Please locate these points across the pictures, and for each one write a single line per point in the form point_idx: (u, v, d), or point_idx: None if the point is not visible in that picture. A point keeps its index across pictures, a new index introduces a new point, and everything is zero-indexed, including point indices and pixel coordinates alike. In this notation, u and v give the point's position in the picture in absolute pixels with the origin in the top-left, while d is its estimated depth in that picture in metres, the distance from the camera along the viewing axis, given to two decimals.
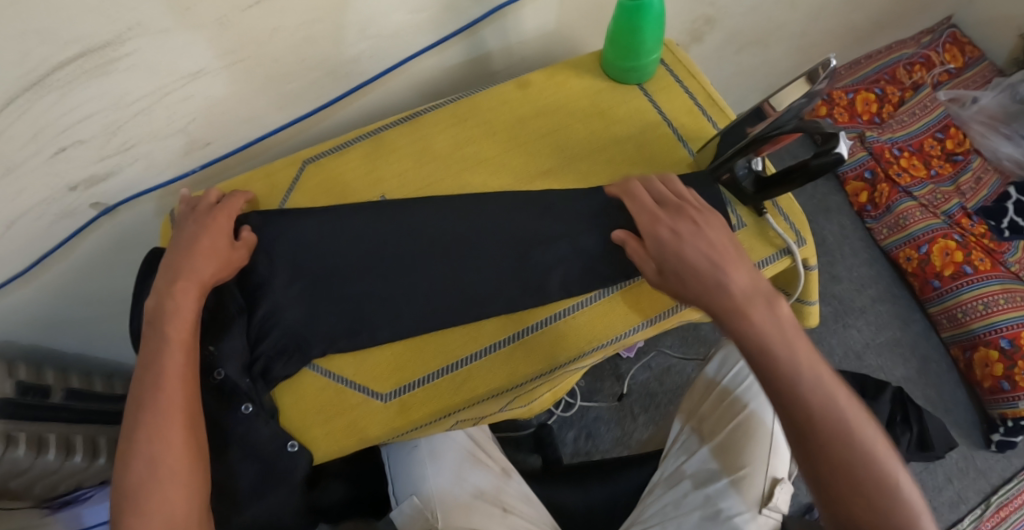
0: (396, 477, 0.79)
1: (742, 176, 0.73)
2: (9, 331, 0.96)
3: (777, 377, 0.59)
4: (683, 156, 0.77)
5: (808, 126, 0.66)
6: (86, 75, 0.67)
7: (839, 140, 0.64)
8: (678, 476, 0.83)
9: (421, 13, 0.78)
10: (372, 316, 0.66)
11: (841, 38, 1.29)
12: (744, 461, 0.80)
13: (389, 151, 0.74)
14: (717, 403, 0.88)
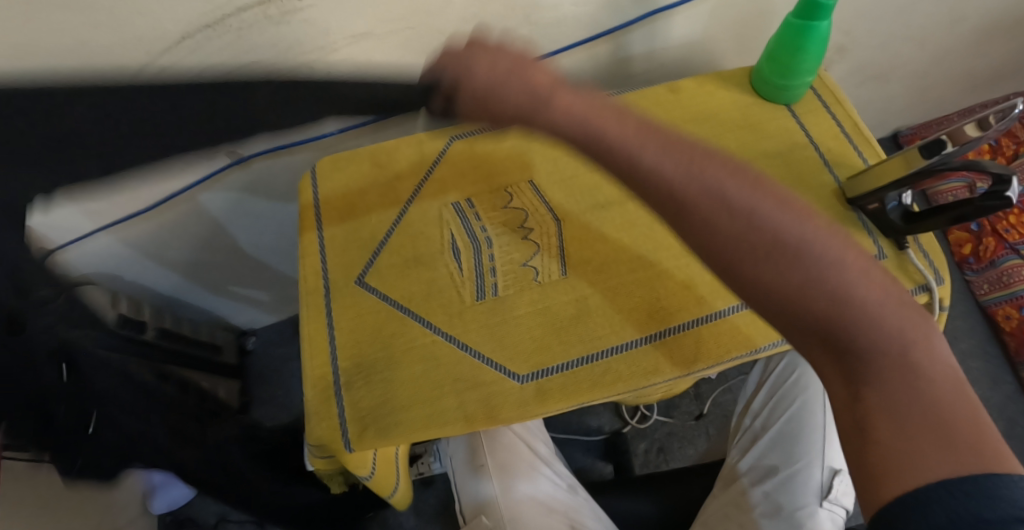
0: (467, 496, 0.83)
1: (891, 208, 0.71)
2: (126, 266, 1.00)
3: (850, 319, 0.42)
4: (829, 181, 0.77)
5: (974, 166, 0.64)
6: (265, 22, 0.67)
7: (1011, 185, 0.63)
8: (735, 474, 0.82)
9: (582, 6, 0.78)
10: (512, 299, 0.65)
11: (963, 86, 1.27)
12: (798, 454, 0.79)
13: (539, 138, 0.75)
14: (768, 401, 0.89)
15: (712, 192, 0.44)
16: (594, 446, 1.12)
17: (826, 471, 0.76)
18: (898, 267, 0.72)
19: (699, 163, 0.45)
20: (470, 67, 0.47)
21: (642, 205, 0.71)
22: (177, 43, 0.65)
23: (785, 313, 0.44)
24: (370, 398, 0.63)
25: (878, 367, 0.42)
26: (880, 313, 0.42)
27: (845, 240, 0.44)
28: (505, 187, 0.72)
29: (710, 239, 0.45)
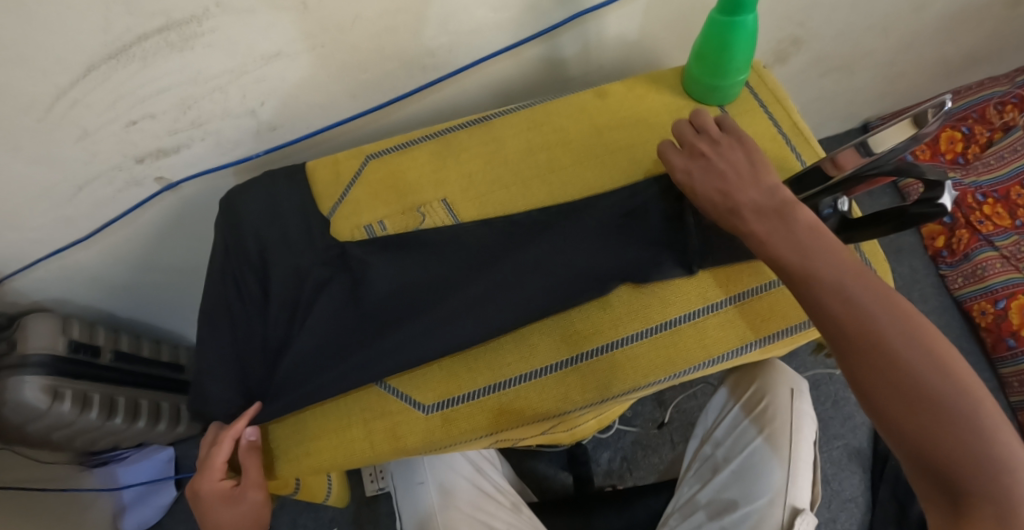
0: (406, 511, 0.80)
1: (829, 218, 0.65)
2: (73, 293, 0.99)
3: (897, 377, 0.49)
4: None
5: (913, 170, 0.59)
6: (168, 48, 0.68)
7: (945, 190, 0.57)
8: (692, 506, 0.78)
9: (500, 12, 0.76)
10: (407, 326, 0.63)
11: (932, 72, 1.22)
12: (761, 491, 0.73)
13: (456, 152, 0.73)
14: (732, 429, 0.81)
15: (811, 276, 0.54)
16: (557, 455, 1.08)
17: (788, 507, 0.71)
18: None
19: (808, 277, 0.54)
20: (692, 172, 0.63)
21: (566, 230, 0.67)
22: (84, 74, 0.68)
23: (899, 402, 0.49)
24: (285, 438, 0.64)
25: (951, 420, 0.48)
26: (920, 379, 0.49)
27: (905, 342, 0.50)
28: (419, 205, 0.71)
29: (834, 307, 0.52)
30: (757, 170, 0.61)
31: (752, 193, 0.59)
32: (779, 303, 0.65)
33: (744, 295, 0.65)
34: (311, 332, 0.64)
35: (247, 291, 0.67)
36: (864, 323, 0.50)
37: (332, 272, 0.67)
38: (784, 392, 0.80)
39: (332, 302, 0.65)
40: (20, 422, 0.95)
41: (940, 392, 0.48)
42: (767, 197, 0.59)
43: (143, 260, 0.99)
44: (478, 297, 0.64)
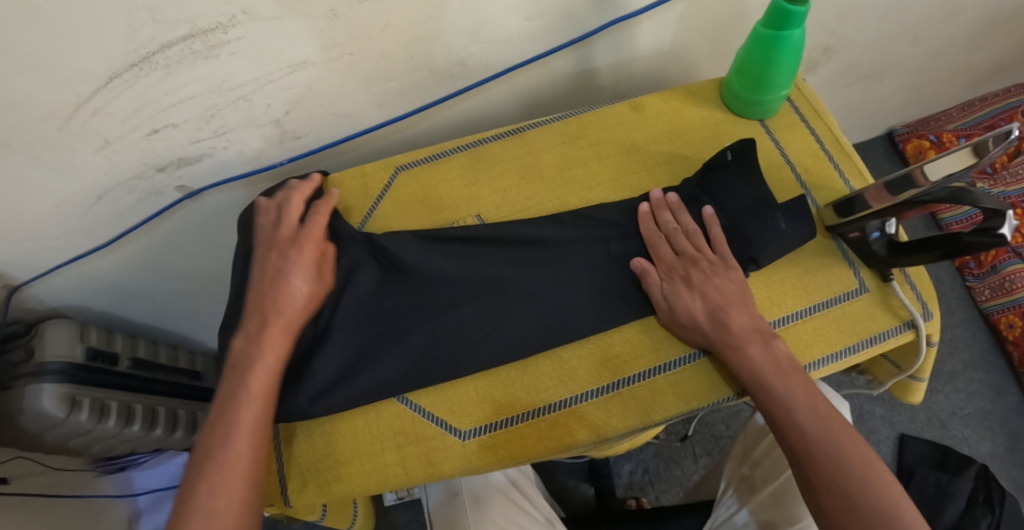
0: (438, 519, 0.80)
1: (876, 242, 0.64)
2: (92, 300, 0.98)
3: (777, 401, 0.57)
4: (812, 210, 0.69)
5: (966, 198, 0.57)
6: (192, 56, 0.66)
7: (1005, 219, 0.56)
8: (729, 526, 0.80)
9: (533, 21, 0.74)
10: (445, 321, 0.63)
11: (962, 79, 1.20)
12: (800, 514, 0.73)
13: (489, 166, 0.71)
14: (770, 451, 0.81)
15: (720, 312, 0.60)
16: (577, 467, 1.07)
17: None
18: (885, 299, 0.65)
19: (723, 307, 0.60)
20: (659, 243, 0.64)
21: (611, 256, 0.65)
22: (107, 83, 0.66)
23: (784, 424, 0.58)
24: (307, 455, 0.62)
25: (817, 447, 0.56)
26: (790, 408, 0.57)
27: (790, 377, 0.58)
28: (452, 221, 0.69)
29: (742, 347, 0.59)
30: (742, 299, 0.61)
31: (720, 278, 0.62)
32: (824, 328, 0.64)
33: (789, 318, 0.64)
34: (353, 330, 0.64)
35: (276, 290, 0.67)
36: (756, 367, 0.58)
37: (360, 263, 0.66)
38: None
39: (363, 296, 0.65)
40: (36, 431, 0.94)
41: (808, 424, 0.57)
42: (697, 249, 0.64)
43: (161, 267, 0.97)
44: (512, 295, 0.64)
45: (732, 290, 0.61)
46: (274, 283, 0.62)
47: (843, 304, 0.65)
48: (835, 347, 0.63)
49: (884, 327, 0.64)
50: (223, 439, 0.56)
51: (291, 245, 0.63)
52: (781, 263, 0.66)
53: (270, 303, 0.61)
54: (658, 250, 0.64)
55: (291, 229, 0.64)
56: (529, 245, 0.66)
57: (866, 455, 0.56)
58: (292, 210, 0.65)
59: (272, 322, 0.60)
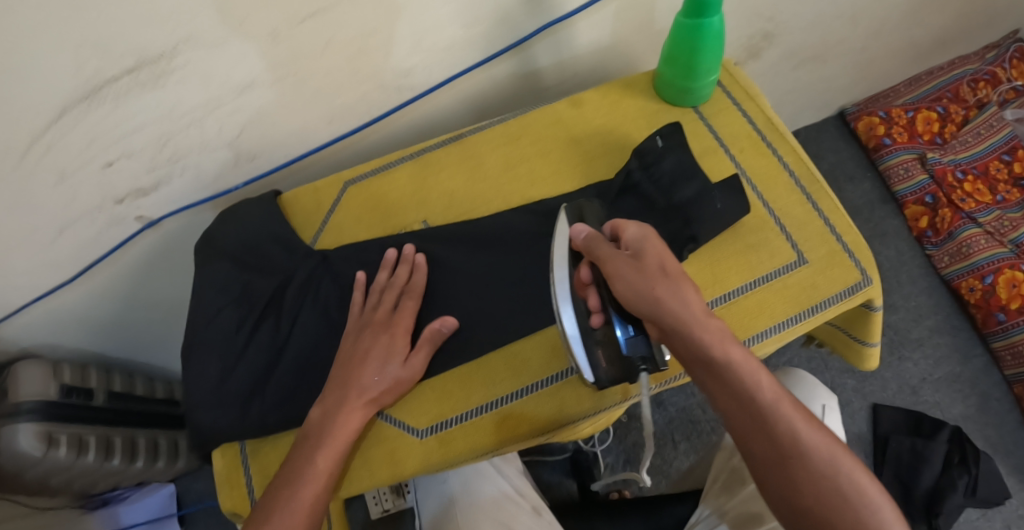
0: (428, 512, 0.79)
1: (599, 352, 0.58)
2: (63, 337, 0.99)
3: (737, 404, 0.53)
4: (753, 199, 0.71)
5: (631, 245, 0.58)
6: (140, 87, 0.68)
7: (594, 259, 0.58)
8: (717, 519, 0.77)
9: (469, 29, 0.76)
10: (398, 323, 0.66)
11: (906, 56, 1.23)
12: None
13: (435, 170, 0.73)
14: None
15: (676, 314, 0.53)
16: (560, 463, 1.09)
17: None
18: (824, 268, 0.67)
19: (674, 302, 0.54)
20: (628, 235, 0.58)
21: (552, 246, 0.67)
22: (58, 118, 0.67)
23: (738, 419, 0.53)
24: (277, 464, 0.67)
25: (764, 432, 0.52)
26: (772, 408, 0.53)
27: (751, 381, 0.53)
28: (402, 228, 0.71)
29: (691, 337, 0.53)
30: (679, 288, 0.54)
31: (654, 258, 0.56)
32: (767, 301, 0.65)
33: (730, 296, 0.66)
34: (310, 334, 0.69)
35: (236, 308, 0.70)
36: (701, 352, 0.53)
37: (313, 274, 0.70)
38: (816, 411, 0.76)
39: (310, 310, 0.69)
40: (16, 471, 0.94)
41: (755, 410, 0.53)
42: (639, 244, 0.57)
43: (129, 297, 0.98)
44: (465, 292, 0.66)
45: (682, 289, 0.54)
46: (360, 364, 0.62)
47: (784, 277, 0.67)
48: (777, 320, 0.64)
49: (825, 295, 0.66)
50: (290, 505, 0.56)
51: (384, 331, 0.63)
52: (719, 242, 0.68)
53: (356, 386, 0.61)
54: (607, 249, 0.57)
55: (386, 311, 0.64)
56: (479, 243, 0.68)
57: (787, 445, 0.52)
58: (389, 297, 0.65)
59: (354, 403, 0.60)
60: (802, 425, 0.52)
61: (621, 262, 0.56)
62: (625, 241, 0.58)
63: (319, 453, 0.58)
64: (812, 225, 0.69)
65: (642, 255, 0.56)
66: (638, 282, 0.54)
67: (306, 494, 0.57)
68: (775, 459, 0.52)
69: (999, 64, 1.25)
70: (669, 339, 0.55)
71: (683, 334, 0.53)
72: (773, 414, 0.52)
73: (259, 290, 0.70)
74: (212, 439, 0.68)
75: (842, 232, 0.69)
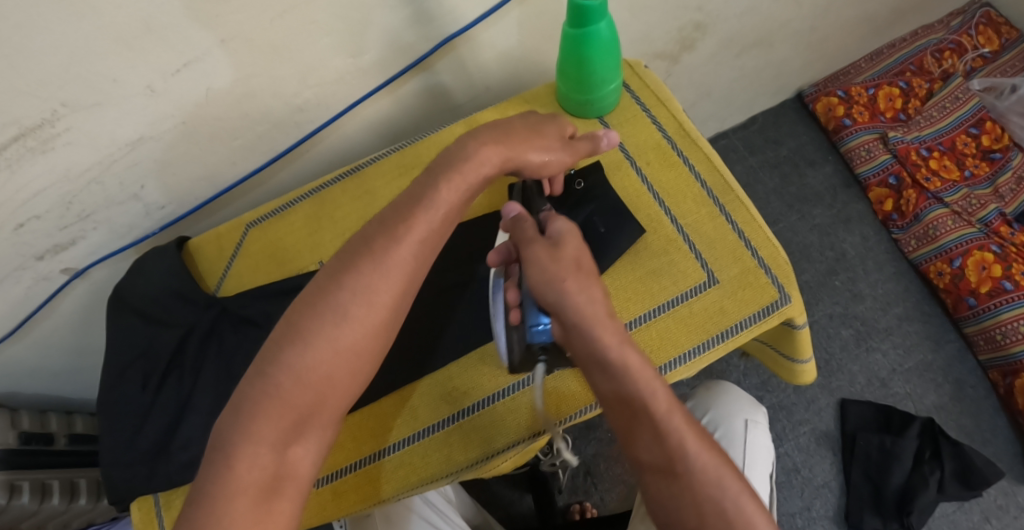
0: None
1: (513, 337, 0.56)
2: (17, 386, 1.01)
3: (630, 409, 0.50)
4: (659, 215, 0.68)
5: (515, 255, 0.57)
6: (29, 153, 0.67)
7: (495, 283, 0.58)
8: None
9: (358, 58, 0.74)
10: None
11: (861, 32, 1.17)
12: None
13: (330, 210, 0.73)
14: None
15: (575, 309, 0.51)
16: (518, 479, 1.07)
17: None
18: (735, 290, 0.64)
19: (579, 301, 0.51)
20: (557, 223, 0.56)
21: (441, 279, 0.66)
22: None
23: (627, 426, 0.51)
24: None
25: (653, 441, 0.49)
26: (663, 420, 0.49)
27: (645, 386, 0.50)
28: (297, 271, 0.71)
29: (589, 337, 0.51)
30: (583, 280, 0.52)
31: (546, 255, 0.53)
32: (671, 329, 0.63)
33: (630, 325, 0.63)
34: (210, 386, 0.68)
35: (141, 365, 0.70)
36: (596, 354, 0.51)
37: (212, 326, 0.70)
38: (738, 425, 0.77)
39: (209, 363, 0.69)
40: None
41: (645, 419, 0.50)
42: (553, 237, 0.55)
43: (75, 344, 0.99)
44: None
45: (582, 288, 0.52)
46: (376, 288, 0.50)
47: (691, 301, 0.64)
48: (681, 349, 0.62)
49: (736, 319, 0.62)
50: (243, 449, 0.44)
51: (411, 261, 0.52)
52: (620, 267, 0.66)
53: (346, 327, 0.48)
54: (525, 230, 0.55)
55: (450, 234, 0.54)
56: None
57: (677, 456, 0.49)
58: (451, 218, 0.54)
59: (339, 339, 0.48)
60: (691, 443, 0.49)
61: (534, 247, 0.53)
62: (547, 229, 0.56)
63: (276, 380, 0.46)
64: (723, 242, 0.66)
65: (560, 240, 0.54)
66: (544, 268, 0.52)
67: (263, 431, 0.45)
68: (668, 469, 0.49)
69: (964, 31, 1.19)
70: (569, 339, 0.52)
71: (581, 334, 0.51)
72: (664, 425, 0.49)
73: (163, 345, 0.70)
74: (126, 496, 0.68)
75: (758, 245, 0.65)
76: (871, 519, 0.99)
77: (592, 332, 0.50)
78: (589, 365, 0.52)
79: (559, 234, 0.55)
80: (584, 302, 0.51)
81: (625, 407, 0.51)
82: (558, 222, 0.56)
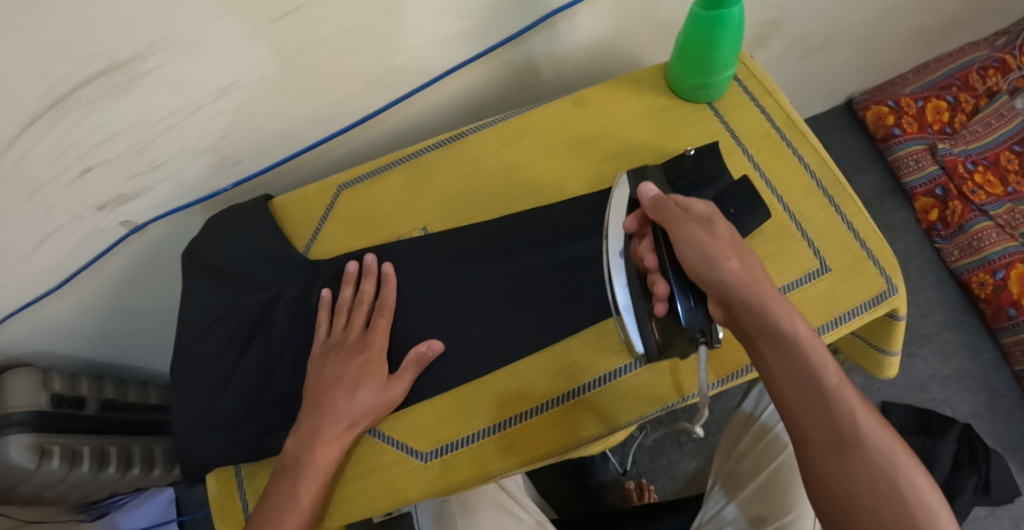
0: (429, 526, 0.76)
1: (652, 323, 0.58)
2: (50, 347, 0.95)
3: (798, 387, 0.51)
4: (772, 202, 0.68)
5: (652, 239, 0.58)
6: (115, 90, 0.63)
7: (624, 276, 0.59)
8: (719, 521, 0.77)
9: (464, 22, 0.72)
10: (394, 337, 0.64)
11: (917, 43, 1.19)
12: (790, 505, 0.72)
13: (431, 177, 0.71)
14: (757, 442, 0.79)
15: (741, 285, 0.51)
16: (564, 466, 1.07)
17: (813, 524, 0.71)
18: (845, 279, 0.64)
19: (747, 278, 0.52)
20: (693, 204, 0.56)
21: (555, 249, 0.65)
22: (28, 126, 0.63)
23: (790, 407, 0.52)
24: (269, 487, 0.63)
25: (821, 419, 0.50)
26: (834, 398, 0.50)
27: (816, 362, 0.51)
28: (396, 236, 0.69)
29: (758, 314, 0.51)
30: (743, 258, 0.53)
31: (705, 235, 0.53)
32: None
33: None
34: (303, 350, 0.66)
35: (225, 324, 0.67)
36: (767, 330, 0.51)
37: (304, 288, 0.67)
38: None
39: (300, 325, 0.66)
40: (8, 485, 0.91)
41: (813, 397, 0.51)
42: (704, 220, 0.54)
43: (115, 306, 0.94)
44: (470, 303, 0.65)
45: (743, 265, 0.52)
46: (334, 387, 0.60)
47: (805, 287, 0.64)
48: None
49: (848, 306, 0.63)
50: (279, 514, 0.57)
51: (356, 354, 0.62)
52: None
53: (332, 415, 0.59)
54: (671, 212, 0.55)
55: (357, 332, 0.63)
56: (477, 255, 0.66)
57: (851, 433, 0.50)
58: (360, 315, 0.64)
59: (332, 432, 0.59)
60: (864, 416, 0.50)
61: (688, 227, 0.54)
62: (690, 208, 0.56)
63: (300, 459, 0.58)
64: (832, 232, 0.66)
65: (711, 220, 0.54)
66: (702, 247, 0.53)
67: (291, 502, 0.58)
68: (837, 446, 0.50)
69: (1010, 50, 1.21)
70: (732, 313, 0.53)
71: (749, 311, 0.51)
72: (833, 403, 0.50)
73: (250, 304, 0.67)
74: (199, 467, 0.63)
75: (866, 237, 0.66)
76: None
77: (765, 311, 0.51)
78: (754, 340, 0.52)
79: (708, 216, 0.55)
80: (750, 277, 0.52)
81: (789, 387, 0.51)
82: (698, 204, 0.56)
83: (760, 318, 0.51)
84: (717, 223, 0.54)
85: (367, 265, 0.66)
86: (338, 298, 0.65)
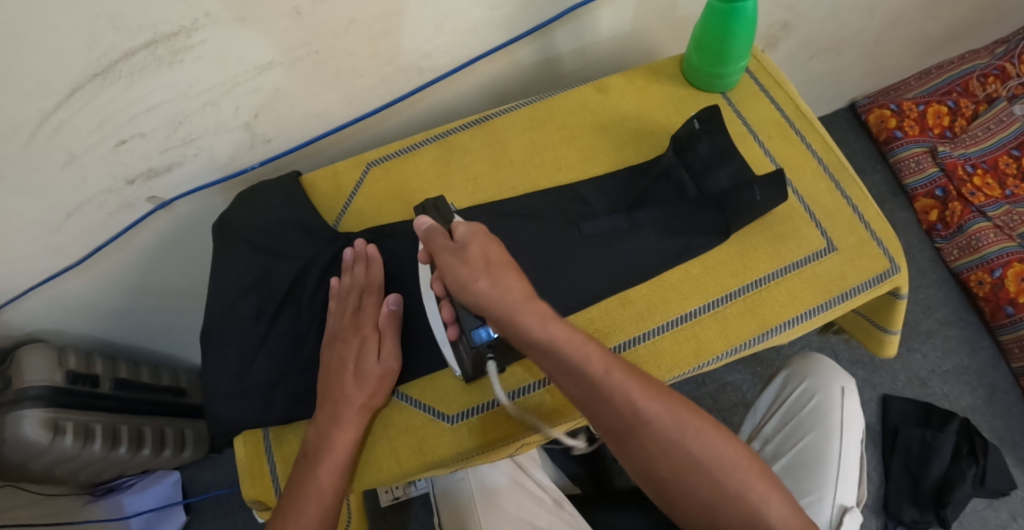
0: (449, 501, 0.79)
1: (461, 351, 0.61)
2: (66, 324, 0.96)
3: (580, 385, 0.54)
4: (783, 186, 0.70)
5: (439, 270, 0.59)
6: (156, 63, 0.65)
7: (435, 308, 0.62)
8: None
9: (494, 10, 0.75)
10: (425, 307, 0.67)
11: (920, 50, 1.23)
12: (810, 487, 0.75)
13: (459, 156, 0.74)
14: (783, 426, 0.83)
15: (506, 311, 0.52)
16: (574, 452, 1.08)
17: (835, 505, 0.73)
18: (853, 257, 0.67)
19: (504, 300, 0.52)
20: (455, 229, 0.57)
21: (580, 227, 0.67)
22: (69, 96, 0.64)
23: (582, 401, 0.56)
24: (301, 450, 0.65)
25: (604, 407, 0.54)
26: (610, 390, 0.54)
27: (578, 359, 0.53)
28: None
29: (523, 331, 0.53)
30: (499, 274, 0.54)
31: (460, 265, 0.54)
32: (798, 288, 0.65)
33: (761, 282, 0.65)
34: None
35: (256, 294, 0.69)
36: (537, 343, 0.53)
37: (334, 261, 0.70)
38: (833, 392, 0.80)
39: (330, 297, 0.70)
40: (20, 461, 0.91)
41: (593, 391, 0.54)
42: (460, 245, 0.55)
43: (134, 284, 0.95)
44: None
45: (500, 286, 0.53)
46: (346, 369, 0.62)
47: (813, 264, 0.66)
48: (806, 307, 0.64)
49: (855, 282, 0.66)
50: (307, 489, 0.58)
51: (353, 333, 0.63)
52: (751, 228, 0.68)
53: (345, 397, 0.61)
54: (434, 243, 0.56)
55: (353, 314, 0.65)
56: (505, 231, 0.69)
57: (633, 414, 0.54)
58: (355, 298, 0.65)
59: (349, 413, 0.60)
60: (638, 395, 0.54)
61: (447, 259, 0.54)
62: (452, 236, 0.56)
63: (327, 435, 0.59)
64: (840, 214, 0.69)
65: (466, 243, 0.55)
66: (460, 274, 0.53)
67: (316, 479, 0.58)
68: (628, 428, 0.54)
69: (1010, 58, 1.25)
70: (504, 332, 0.55)
71: (512, 328, 0.53)
72: (610, 394, 0.54)
73: (281, 276, 0.69)
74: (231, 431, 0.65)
75: (871, 220, 0.69)
76: (909, 510, 1.03)
77: (522, 327, 0.52)
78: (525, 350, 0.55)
79: (470, 241, 0.55)
80: (512, 294, 0.53)
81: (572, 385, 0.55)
82: (461, 229, 0.56)
83: (523, 332, 0.53)
84: (481, 248, 0.55)
85: (357, 249, 0.68)
86: (334, 287, 0.67)
